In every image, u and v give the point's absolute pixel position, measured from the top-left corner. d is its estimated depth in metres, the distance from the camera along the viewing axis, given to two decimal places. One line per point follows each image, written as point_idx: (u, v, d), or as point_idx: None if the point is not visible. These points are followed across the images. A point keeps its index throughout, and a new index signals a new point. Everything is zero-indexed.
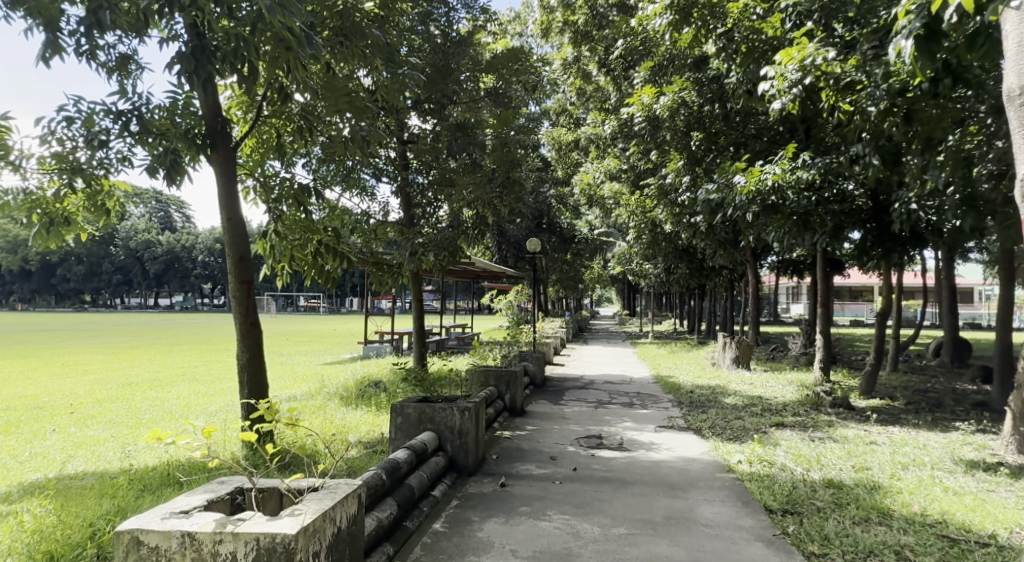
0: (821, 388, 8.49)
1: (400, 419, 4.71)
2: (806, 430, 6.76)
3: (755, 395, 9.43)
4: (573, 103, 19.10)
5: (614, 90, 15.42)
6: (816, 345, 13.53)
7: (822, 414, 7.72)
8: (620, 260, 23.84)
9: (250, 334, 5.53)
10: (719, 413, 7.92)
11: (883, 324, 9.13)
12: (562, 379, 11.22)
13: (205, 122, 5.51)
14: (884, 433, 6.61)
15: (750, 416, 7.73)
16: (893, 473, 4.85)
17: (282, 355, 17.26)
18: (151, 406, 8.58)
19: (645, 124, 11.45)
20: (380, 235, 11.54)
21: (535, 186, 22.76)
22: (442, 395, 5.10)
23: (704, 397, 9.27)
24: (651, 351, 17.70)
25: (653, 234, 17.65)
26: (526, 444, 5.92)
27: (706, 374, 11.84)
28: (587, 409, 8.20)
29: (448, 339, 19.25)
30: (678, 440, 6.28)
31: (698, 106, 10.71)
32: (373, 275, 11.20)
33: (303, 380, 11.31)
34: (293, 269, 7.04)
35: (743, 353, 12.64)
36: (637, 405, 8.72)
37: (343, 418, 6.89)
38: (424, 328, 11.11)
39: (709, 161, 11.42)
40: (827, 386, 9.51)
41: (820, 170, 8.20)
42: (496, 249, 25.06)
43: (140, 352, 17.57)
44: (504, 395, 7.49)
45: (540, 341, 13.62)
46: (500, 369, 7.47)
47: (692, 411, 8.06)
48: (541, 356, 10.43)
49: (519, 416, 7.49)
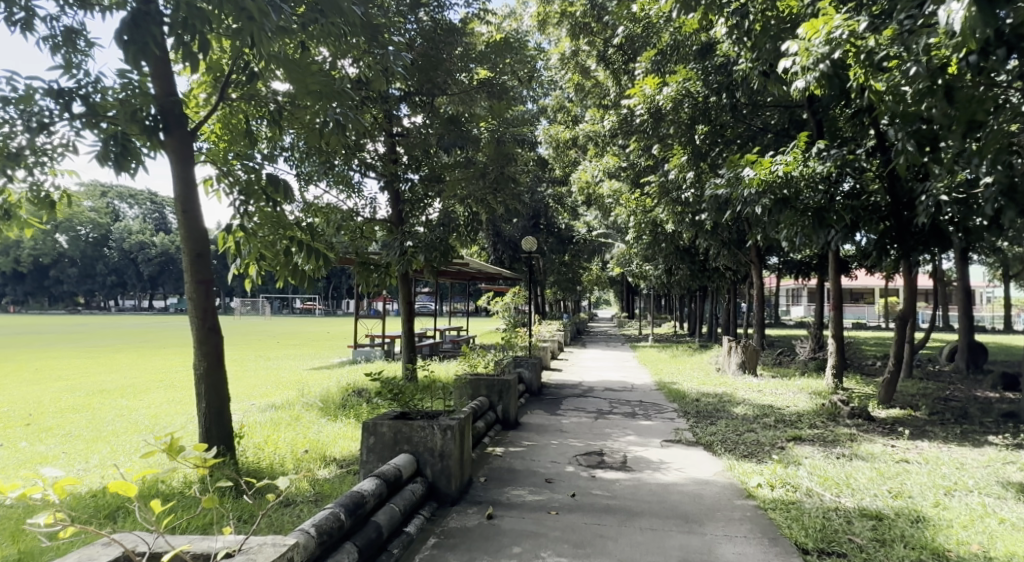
0: (838, 397, 7.92)
1: (372, 439, 4.10)
2: (826, 446, 6.18)
3: (766, 403, 8.85)
4: (571, 99, 18.55)
5: (614, 85, 14.89)
6: (825, 350, 12.94)
7: (841, 427, 7.14)
8: (618, 261, 23.28)
9: (210, 341, 4.91)
10: (730, 425, 7.33)
11: (902, 328, 8.56)
12: (560, 386, 10.66)
13: (156, 101, 4.85)
14: (912, 448, 6.02)
15: (762, 428, 7.15)
16: (937, 501, 4.26)
17: (270, 359, 16.64)
18: (117, 416, 7.96)
19: (646, 117, 10.91)
20: (368, 234, 10.95)
21: (532, 185, 22.20)
22: (422, 411, 4.49)
23: (711, 406, 8.68)
24: (651, 355, 17.11)
25: (654, 235, 17.08)
26: (518, 464, 5.30)
27: (711, 382, 11.24)
28: (586, 421, 7.60)
29: (442, 343, 18.66)
30: (688, 458, 5.66)
31: (704, 97, 10.16)
32: (359, 275, 10.60)
33: (286, 387, 10.68)
34: (263, 270, 6.37)
35: (749, 358, 12.09)
36: (641, 415, 8.13)
37: (319, 432, 6.29)
38: (414, 333, 10.50)
39: (715, 156, 10.85)
40: (843, 394, 8.94)
41: (836, 162, 7.81)
42: (492, 250, 24.46)
43: (123, 357, 16.92)
44: (495, 406, 6.88)
45: (537, 346, 13.03)
46: (491, 379, 6.88)
47: (699, 423, 7.48)
48: (537, 362, 9.84)
49: (512, 429, 6.89)
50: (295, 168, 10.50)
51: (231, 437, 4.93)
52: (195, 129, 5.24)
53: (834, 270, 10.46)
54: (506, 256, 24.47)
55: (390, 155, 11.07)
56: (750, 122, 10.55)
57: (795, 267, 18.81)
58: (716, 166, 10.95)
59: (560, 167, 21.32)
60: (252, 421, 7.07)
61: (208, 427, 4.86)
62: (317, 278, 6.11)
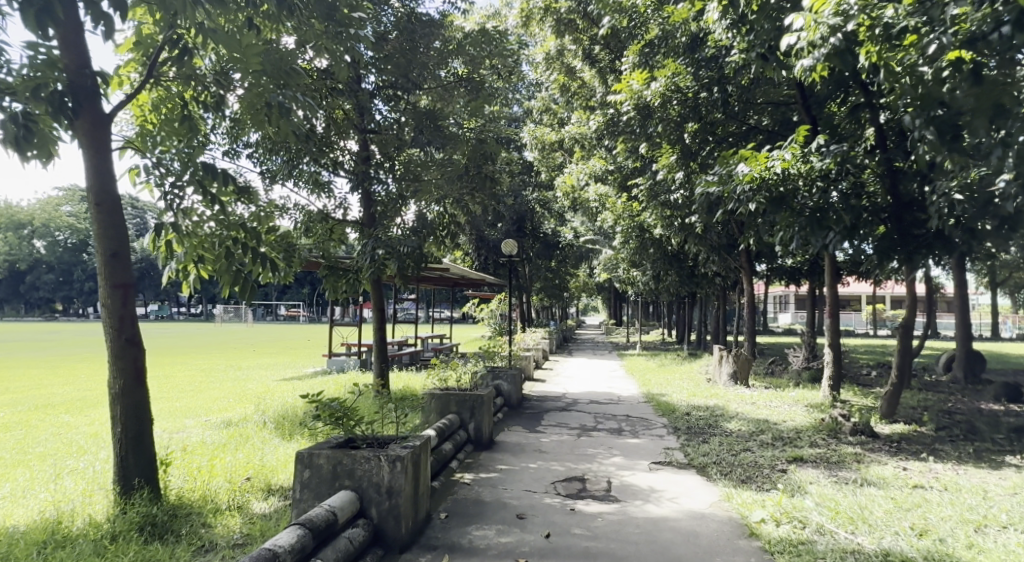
0: (839, 412, 7.34)
1: (308, 473, 3.48)
2: (832, 469, 5.57)
3: (760, 418, 8.26)
4: (557, 101, 18.06)
5: (601, 85, 14.34)
6: (819, 360, 12.40)
7: (844, 445, 6.56)
8: (605, 268, 22.73)
9: (127, 355, 4.24)
10: (724, 443, 6.72)
11: (905, 336, 8.01)
12: (542, 399, 10.03)
13: (65, 75, 4.20)
14: (926, 471, 5.44)
15: (758, 447, 6.54)
16: (970, 541, 3.67)
17: (241, 369, 15.88)
18: (52, 435, 7.22)
19: (633, 114, 10.46)
20: (338, 238, 10.27)
21: (517, 189, 21.66)
22: (372, 437, 3.85)
23: (703, 421, 8.07)
24: (639, 364, 16.48)
25: (641, 239, 16.51)
26: (487, 495, 4.64)
27: (702, 393, 10.63)
28: (567, 439, 6.96)
29: (422, 351, 17.99)
30: (679, 485, 5.04)
31: (694, 92, 9.66)
32: (327, 281, 9.90)
33: (249, 401, 9.97)
34: (204, 275, 5.67)
35: (741, 368, 11.55)
36: (627, 431, 7.51)
37: (267, 457, 5.60)
38: (386, 343, 9.82)
39: (704, 155, 10.34)
40: (841, 408, 8.37)
41: (836, 158, 7.25)
42: (476, 255, 23.83)
43: (85, 367, 16.07)
44: (467, 425, 6.24)
45: (519, 354, 12.38)
46: (462, 394, 6.22)
47: (691, 441, 6.85)
48: (518, 373, 9.20)
49: (485, 450, 6.25)
50: (260, 166, 9.86)
51: (153, 466, 4.29)
52: (116, 108, 4.61)
53: (830, 278, 9.92)
54: (490, 262, 23.83)
55: (363, 153, 10.42)
56: (743, 119, 10.00)
57: (785, 273, 18.31)
58: (706, 166, 10.41)
59: (546, 171, 20.75)
60: (199, 442, 6.39)
61: (123, 456, 4.21)
62: (259, 285, 5.44)
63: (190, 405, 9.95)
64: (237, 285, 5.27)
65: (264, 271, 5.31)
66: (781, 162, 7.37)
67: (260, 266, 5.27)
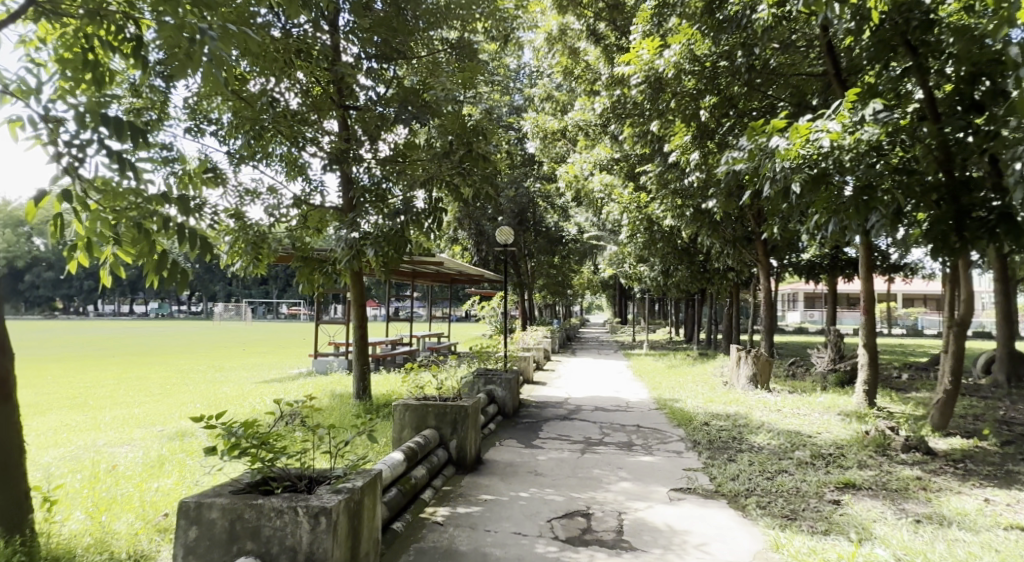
0: (886, 425, 6.29)
1: (196, 533, 2.55)
2: (895, 501, 4.51)
3: (790, 430, 7.21)
4: (561, 86, 17.06)
5: (606, 64, 13.30)
6: (847, 361, 11.32)
7: (899, 466, 5.53)
8: (611, 263, 21.70)
9: None
10: (756, 463, 5.69)
11: (960, 333, 6.86)
12: (542, 405, 8.99)
13: None
14: (1014, 502, 4.42)
15: (797, 469, 5.48)
16: None
17: (221, 370, 14.91)
18: None
19: (644, 87, 9.49)
20: (315, 227, 9.25)
21: (518, 180, 20.61)
22: (296, 476, 2.85)
23: (726, 433, 7.04)
24: (647, 365, 15.44)
25: (649, 233, 15.49)
26: (462, 542, 3.62)
27: (720, 399, 9.57)
28: (567, 457, 5.91)
29: (418, 351, 16.97)
30: (709, 526, 4.02)
31: (711, 61, 8.73)
32: (300, 273, 8.82)
33: (217, 407, 9.03)
34: (118, 261, 4.55)
35: (761, 370, 10.53)
36: (640, 446, 6.47)
37: (196, 482, 4.60)
38: (366, 343, 8.79)
39: (724, 132, 9.49)
40: (883, 418, 7.33)
41: (888, 126, 6.11)
42: (475, 250, 22.82)
43: (56, 367, 15.10)
44: (448, 442, 5.21)
45: (518, 355, 11.35)
46: (442, 406, 5.20)
47: (715, 460, 5.80)
48: (514, 377, 8.16)
49: (470, 473, 5.21)
50: (228, 147, 8.90)
51: (20, 506, 3.32)
52: None
53: (863, 272, 8.83)
54: (490, 258, 22.83)
55: (343, 134, 9.36)
56: (767, 91, 9.02)
57: (803, 268, 17.26)
58: (725, 145, 9.57)
59: (547, 162, 19.72)
60: (133, 462, 5.44)
61: None
62: (194, 271, 4.31)
63: (152, 411, 9.03)
64: (160, 270, 4.10)
65: (196, 254, 4.20)
66: (824, 133, 6.26)
67: (191, 250, 4.15)
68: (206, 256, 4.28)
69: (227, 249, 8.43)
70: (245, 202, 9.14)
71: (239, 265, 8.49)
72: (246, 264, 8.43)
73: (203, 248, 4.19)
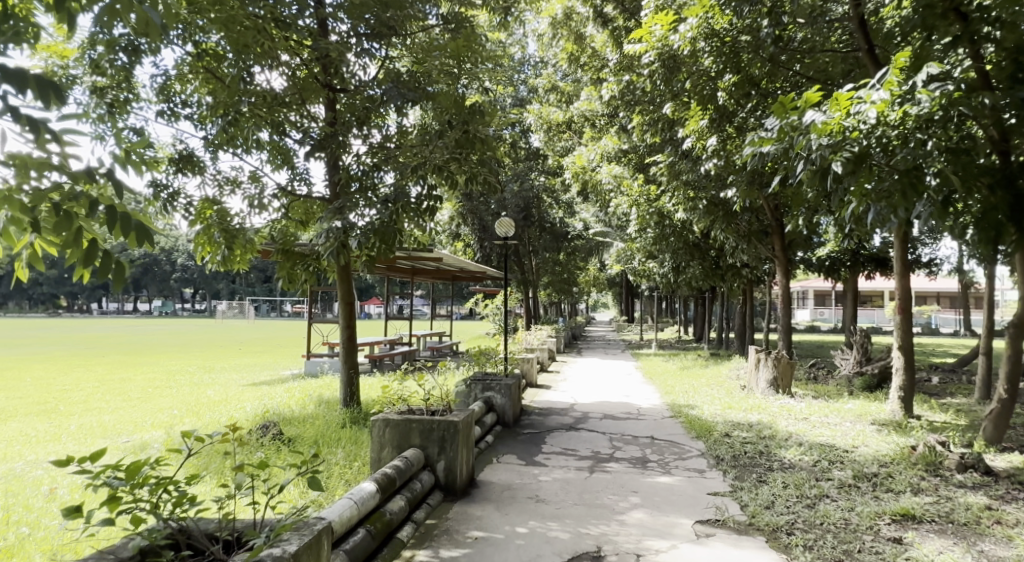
0: (936, 440, 5.56)
1: None
2: (970, 542, 3.76)
3: (823, 443, 6.46)
4: (568, 74, 16.29)
5: (614, 49, 12.55)
6: (873, 364, 10.54)
7: (957, 490, 4.79)
8: (619, 259, 20.95)
9: None
10: (791, 486, 4.95)
11: (1017, 337, 6.00)
12: (546, 413, 8.26)
13: None
14: None
15: (840, 495, 4.74)
16: None
17: (211, 372, 14.23)
18: None
19: (658, 67, 8.80)
20: (301, 219, 8.54)
21: (522, 174, 19.88)
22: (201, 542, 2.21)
23: (752, 446, 6.31)
24: (657, 366, 14.69)
25: (660, 227, 14.73)
26: None
27: (739, 406, 8.82)
28: (573, 478, 5.18)
29: (417, 351, 16.26)
30: None
31: (731, 36, 8.01)
32: (281, 268, 8.06)
33: (197, 412, 8.38)
34: (34, 248, 3.76)
35: (782, 373, 9.78)
36: (656, 463, 5.72)
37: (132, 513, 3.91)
38: (354, 344, 8.09)
39: (745, 114, 8.75)
40: (925, 430, 6.59)
41: (938, 99, 5.31)
42: (477, 247, 22.13)
43: (38, 367, 14.45)
44: (434, 463, 4.49)
45: (520, 357, 10.61)
46: (428, 422, 4.48)
47: (744, 482, 5.07)
48: (514, 383, 7.41)
49: (458, 500, 4.47)
50: (206, 132, 8.16)
51: None
52: None
53: (898, 267, 8.06)
54: (494, 255, 22.10)
55: (331, 118, 8.62)
56: (795, 69, 8.22)
57: (822, 265, 16.46)
58: (745, 128, 8.81)
59: (552, 155, 18.96)
60: (74, 485, 4.75)
61: None
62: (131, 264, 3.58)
63: (126, 417, 8.37)
64: (90, 263, 3.38)
65: (131, 244, 3.51)
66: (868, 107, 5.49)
67: (124, 238, 3.46)
68: (145, 245, 3.60)
69: (200, 242, 7.70)
70: (224, 192, 8.43)
71: (212, 259, 7.77)
72: (221, 258, 7.71)
73: (138, 237, 3.49)
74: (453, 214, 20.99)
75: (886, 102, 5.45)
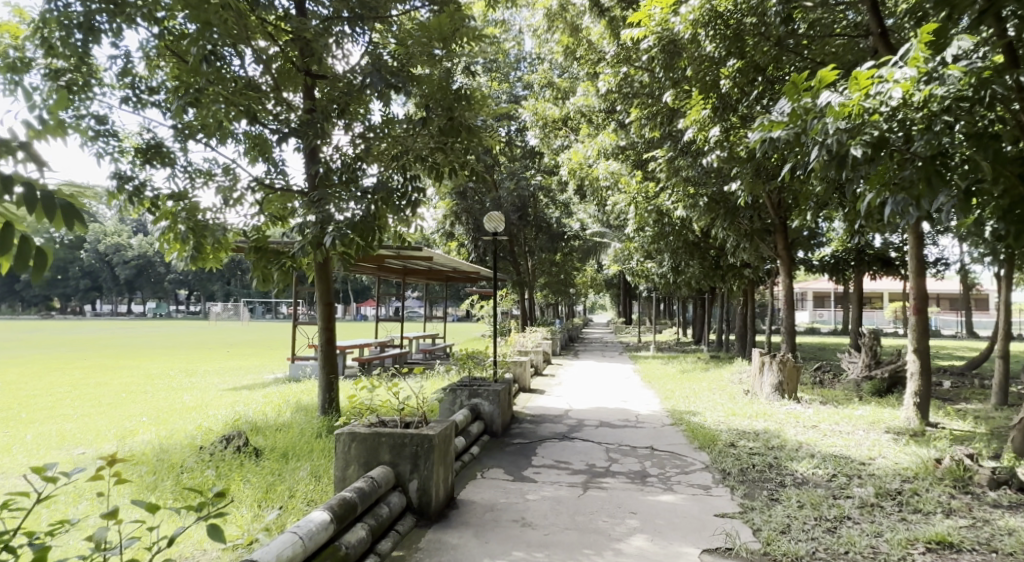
0: (963, 453, 5.07)
1: None
2: None
3: (835, 455, 5.95)
4: (564, 67, 15.76)
5: (612, 40, 11.80)
6: (883, 367, 10.03)
7: (994, 511, 4.29)
8: (617, 259, 20.47)
9: None
10: (808, 505, 4.44)
11: None
12: (538, 420, 7.74)
13: None
14: None
15: (863, 516, 4.24)
16: None
17: (193, 376, 13.69)
18: None
19: (658, 52, 8.33)
20: (278, 214, 7.99)
21: (517, 173, 19.38)
22: None
23: (760, 458, 5.81)
24: (656, 369, 14.20)
25: (658, 226, 14.21)
26: None
27: (744, 412, 8.31)
28: (564, 497, 4.65)
29: (408, 353, 15.76)
30: None
31: (736, 19, 7.52)
32: (254, 266, 7.48)
33: (166, 419, 7.87)
34: None
35: (787, 377, 9.29)
36: (656, 478, 5.19)
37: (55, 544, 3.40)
38: (332, 346, 7.57)
39: (749, 102, 8.24)
40: (946, 440, 6.09)
41: (967, 79, 4.73)
42: (471, 248, 21.61)
43: (13, 371, 13.88)
44: (405, 483, 3.98)
45: (512, 361, 10.09)
46: (400, 435, 3.98)
47: (754, 501, 4.56)
48: (503, 389, 6.88)
49: (432, 526, 3.94)
50: (175, 120, 7.56)
51: None
52: None
53: (912, 265, 7.55)
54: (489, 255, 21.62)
55: (309, 107, 8.08)
56: (807, 54, 7.63)
57: (825, 265, 15.98)
58: (750, 118, 8.31)
59: (548, 153, 18.47)
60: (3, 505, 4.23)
61: None
62: (50, 260, 2.51)
63: (90, 425, 7.85)
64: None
65: (54, 231, 2.44)
66: (892, 84, 4.82)
67: (42, 222, 2.38)
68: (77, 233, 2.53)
69: (167, 239, 7.36)
70: (196, 184, 7.92)
71: (179, 258, 7.45)
72: (190, 258, 7.31)
73: (61, 220, 2.41)
74: (447, 212, 20.49)
75: (912, 80, 4.75)
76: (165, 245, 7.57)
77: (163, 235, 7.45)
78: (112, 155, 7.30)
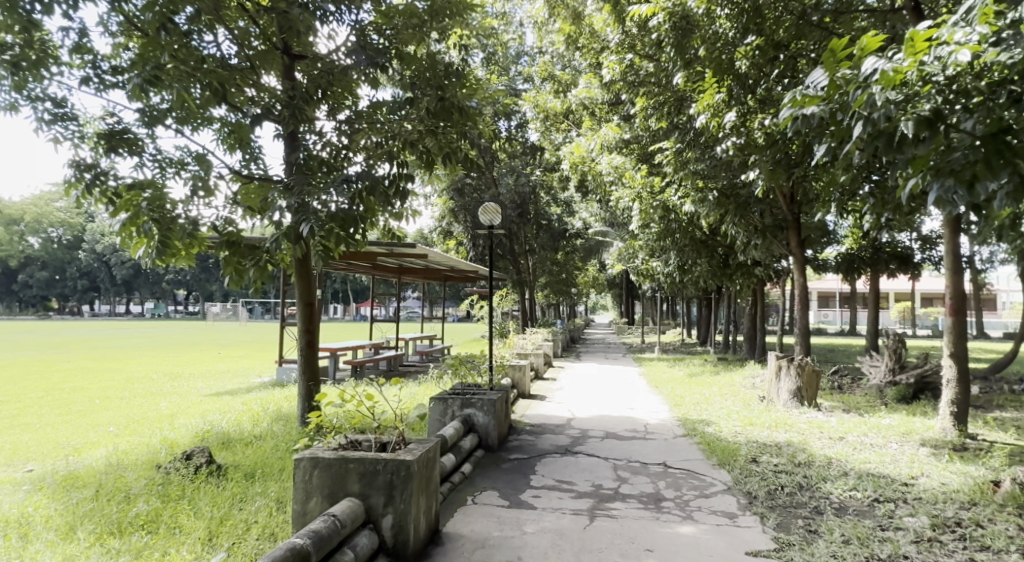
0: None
1: None
2: None
3: (873, 474, 5.28)
4: (565, 58, 15.09)
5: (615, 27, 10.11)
6: (908, 372, 9.35)
7: None
8: (619, 258, 19.79)
9: None
10: (855, 540, 3.78)
11: None
12: (537, 431, 7.06)
13: None
14: None
15: (922, 554, 3.60)
16: None
17: (176, 379, 13.00)
18: None
19: (669, 31, 7.67)
20: (255, 208, 7.30)
21: (517, 168, 18.70)
22: None
23: (789, 478, 5.14)
24: (662, 372, 13.56)
25: (664, 222, 13.53)
26: None
27: (762, 422, 7.64)
28: (567, 528, 3.98)
29: (402, 356, 15.09)
30: None
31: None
32: (226, 262, 6.79)
33: (132, 431, 7.21)
34: None
35: (805, 383, 8.65)
36: (673, 504, 4.53)
37: None
38: (313, 352, 6.91)
39: (769, 83, 7.56)
40: (995, 457, 5.43)
41: None
42: (470, 246, 20.93)
43: None
44: (377, 518, 3.33)
45: (510, 365, 9.42)
46: (372, 461, 3.33)
47: (791, 534, 3.92)
48: (500, 398, 6.21)
49: None
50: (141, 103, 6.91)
51: None
52: None
53: (948, 260, 6.85)
54: (488, 254, 20.95)
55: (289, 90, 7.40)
56: (831, 30, 6.88)
57: (839, 262, 15.29)
58: (769, 101, 7.63)
59: (549, 147, 17.80)
60: None
61: None
62: None
63: (50, 436, 7.18)
64: None
65: None
66: (954, 47, 4.08)
67: None
68: None
69: (130, 233, 6.66)
70: (167, 175, 7.26)
71: (144, 255, 6.75)
72: (154, 254, 6.55)
73: None
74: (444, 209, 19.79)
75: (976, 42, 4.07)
76: (130, 241, 6.88)
77: (124, 228, 6.66)
78: (71, 141, 6.65)
